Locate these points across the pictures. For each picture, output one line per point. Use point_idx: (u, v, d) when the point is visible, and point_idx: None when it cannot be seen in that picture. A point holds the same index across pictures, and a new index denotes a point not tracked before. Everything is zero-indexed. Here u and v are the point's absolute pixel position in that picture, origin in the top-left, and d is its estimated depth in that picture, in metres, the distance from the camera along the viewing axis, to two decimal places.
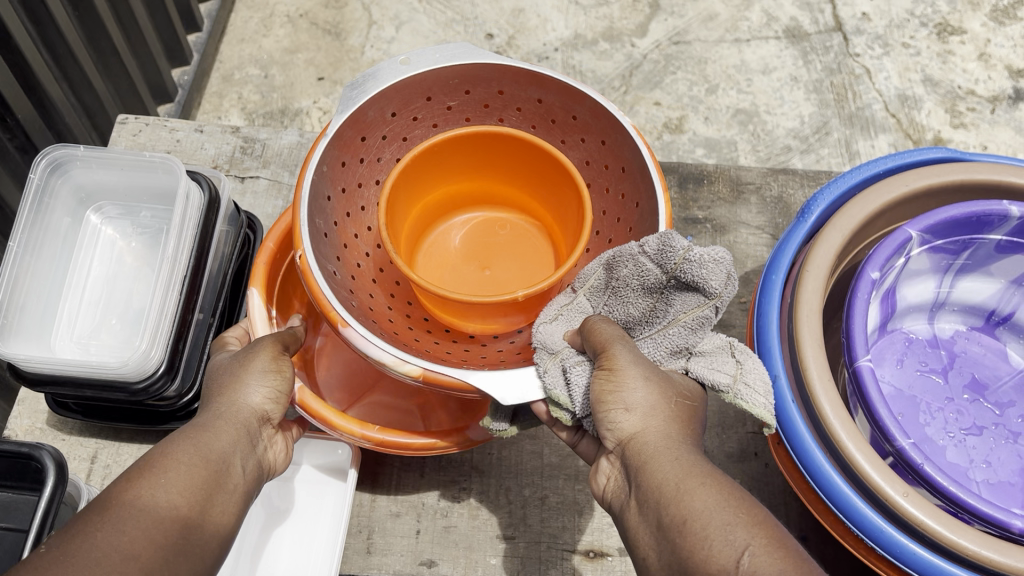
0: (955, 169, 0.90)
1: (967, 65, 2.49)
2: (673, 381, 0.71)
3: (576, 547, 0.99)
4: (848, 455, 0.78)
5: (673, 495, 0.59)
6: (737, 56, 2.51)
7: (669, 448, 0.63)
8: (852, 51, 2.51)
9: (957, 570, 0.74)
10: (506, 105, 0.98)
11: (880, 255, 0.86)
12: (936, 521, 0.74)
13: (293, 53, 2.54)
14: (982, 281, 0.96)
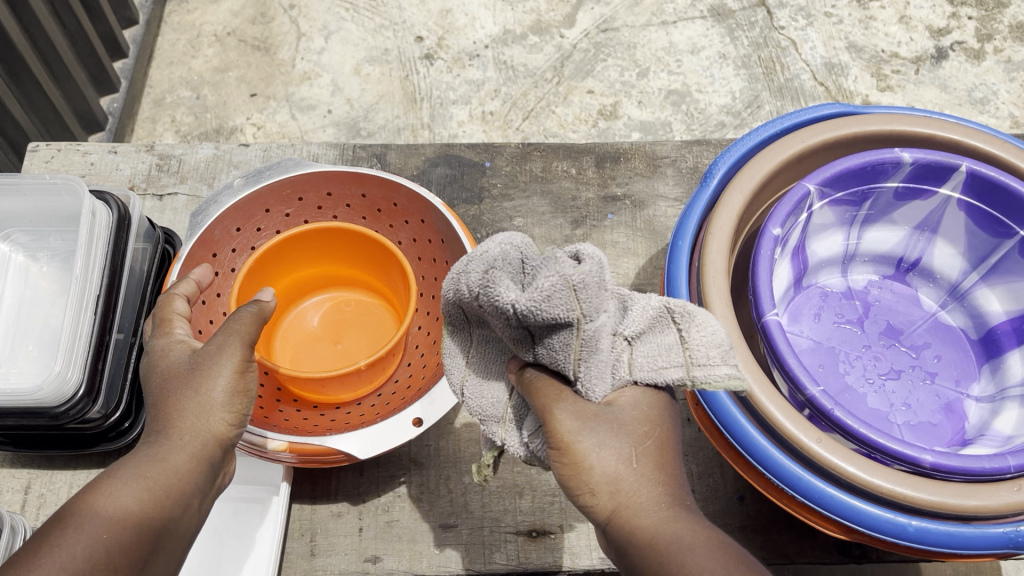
0: (846, 122, 0.92)
1: (889, 28, 2.55)
2: (634, 424, 0.65)
3: (519, 528, 1.00)
4: (761, 407, 0.79)
5: (668, 556, 0.59)
6: (665, 38, 2.54)
7: (646, 494, 0.63)
8: (777, 24, 2.55)
9: (872, 509, 0.76)
10: (336, 204, 1.04)
11: (781, 212, 0.88)
12: (849, 463, 0.76)
13: (224, 72, 2.53)
14: (886, 228, 1.00)
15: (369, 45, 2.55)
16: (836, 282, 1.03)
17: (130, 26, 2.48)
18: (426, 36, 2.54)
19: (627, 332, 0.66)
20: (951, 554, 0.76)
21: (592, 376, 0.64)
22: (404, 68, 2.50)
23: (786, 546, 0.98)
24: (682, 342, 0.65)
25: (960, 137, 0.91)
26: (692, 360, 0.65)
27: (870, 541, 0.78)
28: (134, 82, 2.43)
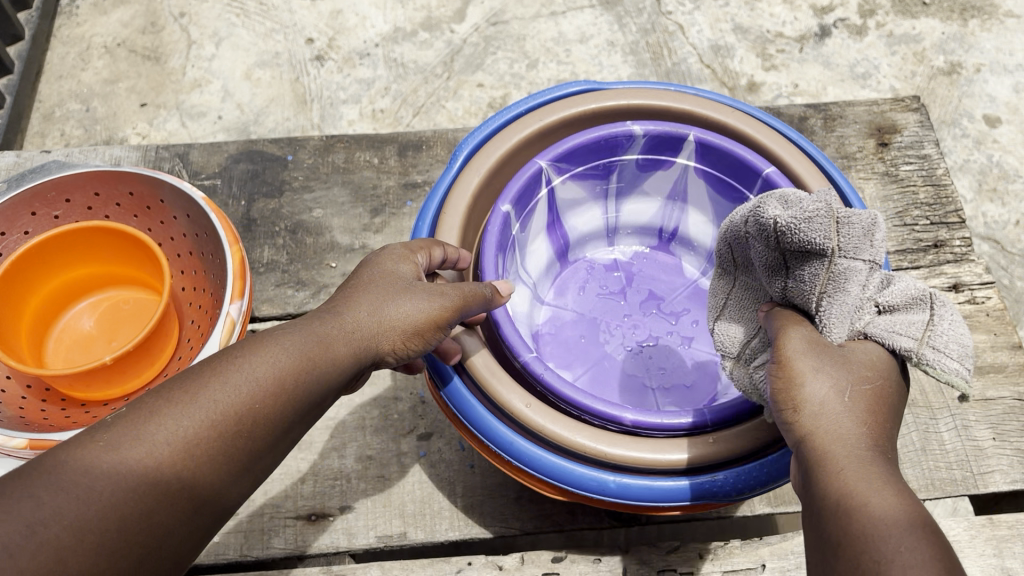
0: (583, 100, 0.97)
1: (773, 9, 2.40)
2: (855, 370, 0.74)
3: (299, 513, 1.01)
4: (481, 378, 0.84)
5: (849, 499, 0.63)
6: (554, 29, 2.41)
7: (856, 439, 0.68)
8: (663, 10, 2.41)
9: (576, 467, 0.79)
10: (105, 204, 1.04)
11: (512, 190, 0.92)
12: (554, 423, 0.80)
13: (113, 83, 2.36)
14: (643, 200, 1.05)
15: (260, 49, 2.39)
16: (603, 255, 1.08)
17: (15, 42, 2.33)
18: (316, 36, 2.39)
19: (882, 306, 0.80)
20: (653, 508, 0.80)
21: (830, 315, 0.78)
22: (295, 70, 2.35)
23: (558, 514, 1.00)
24: (931, 323, 0.78)
25: (691, 108, 0.96)
26: (928, 339, 0.77)
27: (582, 501, 0.81)
28: (22, 98, 2.31)
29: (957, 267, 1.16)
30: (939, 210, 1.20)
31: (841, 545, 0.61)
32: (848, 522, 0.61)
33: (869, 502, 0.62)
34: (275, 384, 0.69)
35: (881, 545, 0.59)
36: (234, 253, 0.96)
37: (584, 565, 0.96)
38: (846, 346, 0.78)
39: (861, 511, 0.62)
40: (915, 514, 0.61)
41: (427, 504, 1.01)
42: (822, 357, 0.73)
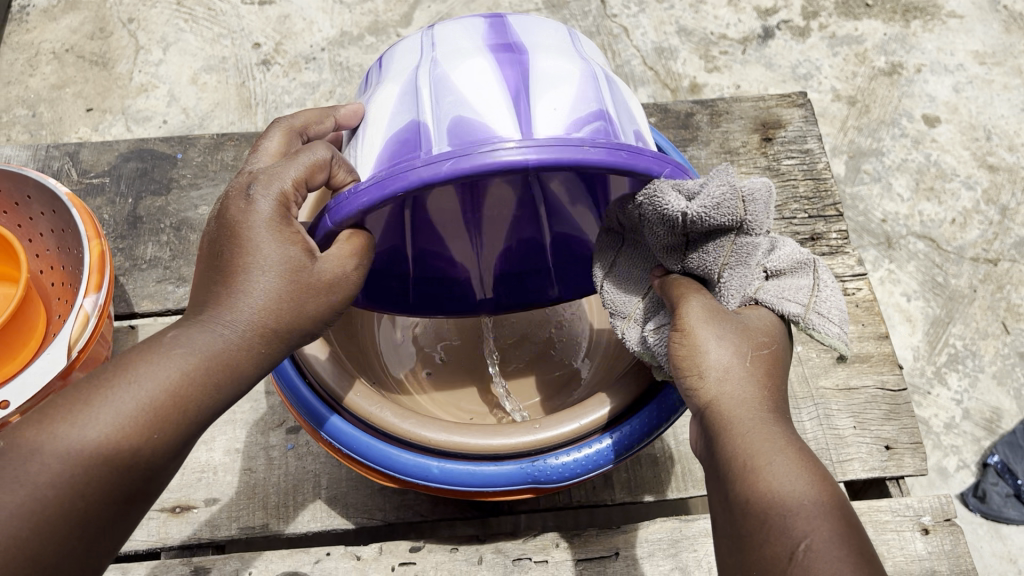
0: None
1: (718, 11, 2.36)
2: (753, 332, 0.72)
3: (163, 505, 1.01)
4: (312, 367, 0.84)
5: (745, 471, 0.62)
6: None
7: (749, 403, 0.67)
8: (609, 12, 2.37)
9: (402, 453, 0.80)
10: None
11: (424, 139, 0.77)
12: (383, 411, 0.81)
13: (60, 88, 2.34)
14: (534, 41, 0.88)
15: (207, 54, 2.40)
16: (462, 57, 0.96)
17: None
18: (262, 41, 2.39)
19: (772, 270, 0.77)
20: (483, 492, 0.81)
21: (729, 287, 0.76)
22: (241, 75, 2.35)
23: (421, 504, 1.02)
24: (816, 288, 0.76)
25: None
26: (814, 305, 0.75)
27: (415, 488, 0.82)
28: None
29: (832, 259, 1.17)
30: (818, 204, 1.21)
31: (747, 512, 0.61)
32: (759, 496, 0.61)
33: (775, 475, 0.61)
34: (149, 401, 0.63)
35: (792, 511, 0.59)
36: (94, 248, 0.97)
37: (440, 553, 0.98)
38: (740, 312, 0.74)
39: (761, 484, 0.61)
40: (819, 483, 0.61)
41: (292, 495, 1.02)
42: (714, 314, 0.72)
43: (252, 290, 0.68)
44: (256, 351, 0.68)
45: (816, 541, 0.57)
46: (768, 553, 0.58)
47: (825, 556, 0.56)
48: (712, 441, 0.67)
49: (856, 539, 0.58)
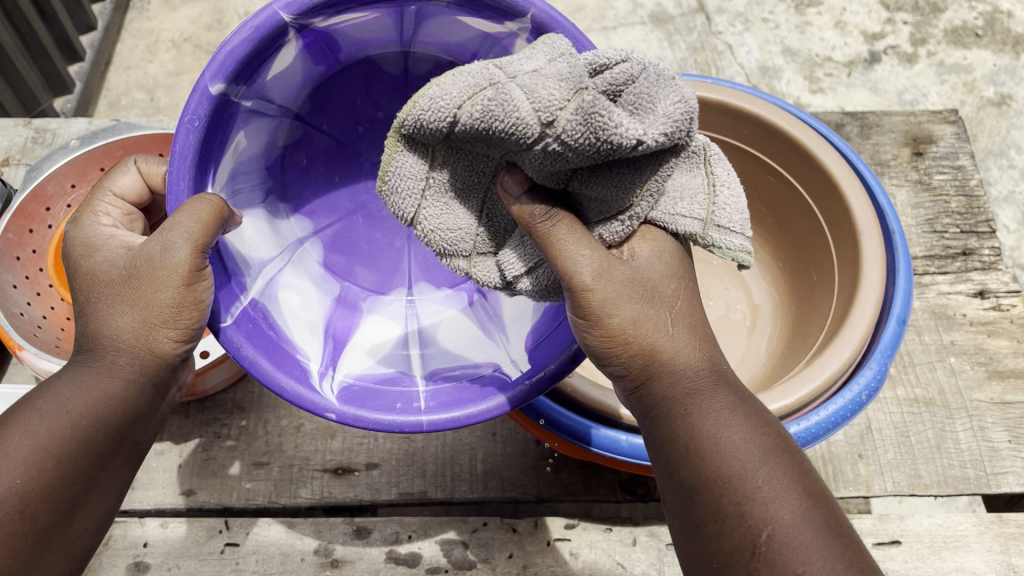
0: None
1: (824, 33, 2.34)
2: (639, 277, 0.69)
3: (326, 467, 1.06)
4: None
5: (688, 455, 0.66)
6: (606, 43, 2.36)
7: (704, 385, 0.68)
8: (714, 30, 2.34)
9: None
10: None
11: (190, 114, 0.78)
12: None
13: (178, 76, 2.45)
14: (445, 28, 0.91)
15: None
16: (393, 57, 0.98)
17: (90, 30, 2.44)
18: None
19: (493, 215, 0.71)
20: None
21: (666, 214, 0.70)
22: None
23: (574, 484, 1.04)
24: (712, 193, 0.70)
25: (726, 100, 0.98)
26: (713, 218, 0.70)
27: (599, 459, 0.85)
28: (90, 84, 2.40)
29: (985, 274, 1.17)
30: (970, 218, 1.21)
31: (697, 497, 0.64)
32: (721, 477, 0.64)
33: (742, 451, 0.65)
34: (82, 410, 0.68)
35: (770, 492, 0.63)
36: None
37: (595, 532, 1.00)
38: (631, 253, 0.71)
39: (719, 464, 0.64)
40: (775, 462, 0.64)
41: (449, 466, 1.05)
42: (573, 240, 0.67)
43: (109, 337, 0.71)
44: (115, 403, 0.70)
45: (786, 525, 0.62)
46: (730, 535, 0.63)
47: (796, 542, 0.61)
48: (659, 414, 0.68)
49: (831, 519, 0.63)
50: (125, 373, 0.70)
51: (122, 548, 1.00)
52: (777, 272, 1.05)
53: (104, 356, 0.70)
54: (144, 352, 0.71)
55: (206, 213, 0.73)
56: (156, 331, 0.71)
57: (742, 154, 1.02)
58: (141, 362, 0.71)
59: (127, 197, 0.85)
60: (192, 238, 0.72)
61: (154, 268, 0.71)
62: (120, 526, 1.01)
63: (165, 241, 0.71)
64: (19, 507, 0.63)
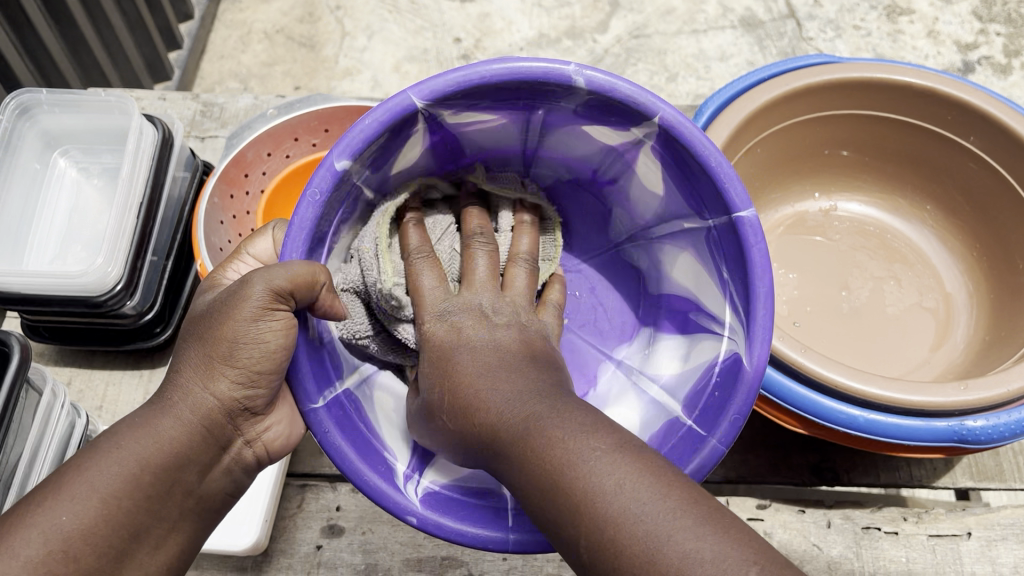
0: (828, 69, 0.98)
1: (917, 43, 2.09)
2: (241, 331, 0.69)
3: None
4: None
5: (557, 471, 0.56)
6: (695, 46, 2.12)
7: (547, 425, 0.60)
8: (805, 35, 2.11)
9: (826, 401, 0.82)
10: None
11: (321, 185, 0.75)
12: (805, 357, 0.83)
13: (270, 66, 2.17)
14: (572, 142, 0.90)
15: (409, 46, 2.17)
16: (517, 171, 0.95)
17: (186, 20, 2.15)
18: (465, 36, 2.14)
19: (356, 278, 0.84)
20: (901, 445, 0.83)
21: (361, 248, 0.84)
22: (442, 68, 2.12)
23: (761, 466, 1.04)
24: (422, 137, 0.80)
25: (934, 86, 0.95)
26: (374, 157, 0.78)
27: (829, 435, 0.85)
28: (187, 71, 2.13)
29: None
30: None
31: (574, 513, 0.55)
32: (551, 467, 0.57)
33: (585, 449, 0.56)
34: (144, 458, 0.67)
35: (598, 482, 0.54)
36: None
37: (788, 513, 0.99)
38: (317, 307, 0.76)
39: (558, 473, 0.56)
40: (619, 477, 0.54)
41: None
42: (270, 274, 0.71)
43: (198, 387, 0.71)
44: (171, 436, 0.69)
45: (650, 510, 0.52)
46: (633, 530, 0.52)
47: (661, 534, 0.51)
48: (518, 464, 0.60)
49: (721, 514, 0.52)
50: (176, 412, 0.70)
51: (316, 511, 1.02)
52: (971, 262, 1.04)
53: (192, 398, 0.71)
54: (204, 393, 0.71)
55: (300, 273, 0.71)
56: (216, 367, 0.71)
57: (942, 139, 1.00)
58: (195, 402, 0.71)
59: (262, 259, 0.85)
60: (269, 281, 0.70)
61: (226, 308, 0.71)
62: (313, 490, 1.03)
63: (246, 281, 0.71)
64: (63, 546, 0.62)
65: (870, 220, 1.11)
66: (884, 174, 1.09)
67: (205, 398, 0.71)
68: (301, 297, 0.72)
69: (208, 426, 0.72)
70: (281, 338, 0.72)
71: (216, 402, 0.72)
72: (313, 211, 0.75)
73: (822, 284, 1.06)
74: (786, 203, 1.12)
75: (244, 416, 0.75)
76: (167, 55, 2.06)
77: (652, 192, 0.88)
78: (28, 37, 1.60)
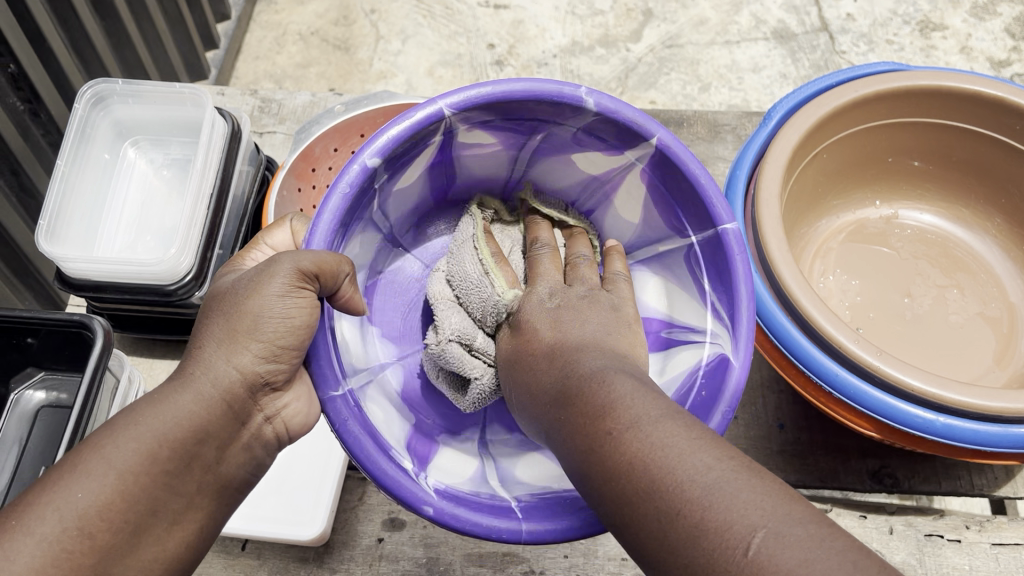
0: (897, 76, 0.99)
1: (950, 58, 2.08)
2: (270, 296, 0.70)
3: None
4: (806, 315, 0.87)
5: (612, 440, 0.57)
6: (728, 56, 2.10)
7: (609, 393, 0.61)
8: (839, 49, 2.10)
9: (902, 405, 0.84)
10: None
11: (349, 178, 0.75)
12: (881, 360, 0.84)
13: (305, 67, 2.16)
14: (556, 172, 0.94)
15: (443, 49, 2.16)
16: (490, 196, 1.01)
17: (223, 20, 2.16)
18: (498, 42, 2.13)
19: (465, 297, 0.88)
20: (975, 451, 0.84)
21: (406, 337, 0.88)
22: (476, 72, 2.11)
23: (822, 470, 1.04)
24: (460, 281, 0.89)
25: (1003, 95, 0.97)
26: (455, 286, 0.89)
27: (901, 439, 0.86)
28: (224, 71, 2.13)
29: None
30: None
31: (620, 473, 0.55)
32: (635, 465, 0.54)
33: (672, 448, 0.54)
34: (168, 438, 0.65)
35: (684, 473, 0.52)
36: None
37: (849, 518, 1.00)
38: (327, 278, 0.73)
39: (611, 454, 0.57)
40: (671, 439, 0.55)
41: None
42: (271, 280, 0.70)
43: (210, 362, 0.70)
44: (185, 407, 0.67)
45: (740, 501, 0.49)
46: (712, 517, 0.49)
47: (749, 520, 0.48)
48: (578, 427, 0.61)
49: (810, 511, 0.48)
50: (197, 387, 0.68)
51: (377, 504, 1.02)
52: None
53: (205, 372, 0.69)
54: (227, 366, 0.70)
55: (326, 258, 0.72)
56: (241, 340, 0.70)
57: (1012, 150, 1.01)
58: (215, 376, 0.69)
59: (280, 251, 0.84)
60: (296, 261, 0.70)
61: (250, 282, 0.71)
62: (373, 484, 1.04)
63: (273, 261, 0.71)
64: (77, 523, 0.60)
65: (930, 229, 1.11)
66: (945, 183, 1.10)
67: (226, 371, 0.69)
68: (326, 282, 0.73)
69: (230, 403, 0.70)
70: (307, 316, 0.71)
71: (237, 375, 0.70)
72: (338, 205, 0.75)
73: (884, 291, 1.07)
74: (846, 211, 1.13)
75: (266, 393, 0.73)
76: (206, 55, 2.07)
77: (628, 222, 0.95)
78: (76, 35, 1.62)
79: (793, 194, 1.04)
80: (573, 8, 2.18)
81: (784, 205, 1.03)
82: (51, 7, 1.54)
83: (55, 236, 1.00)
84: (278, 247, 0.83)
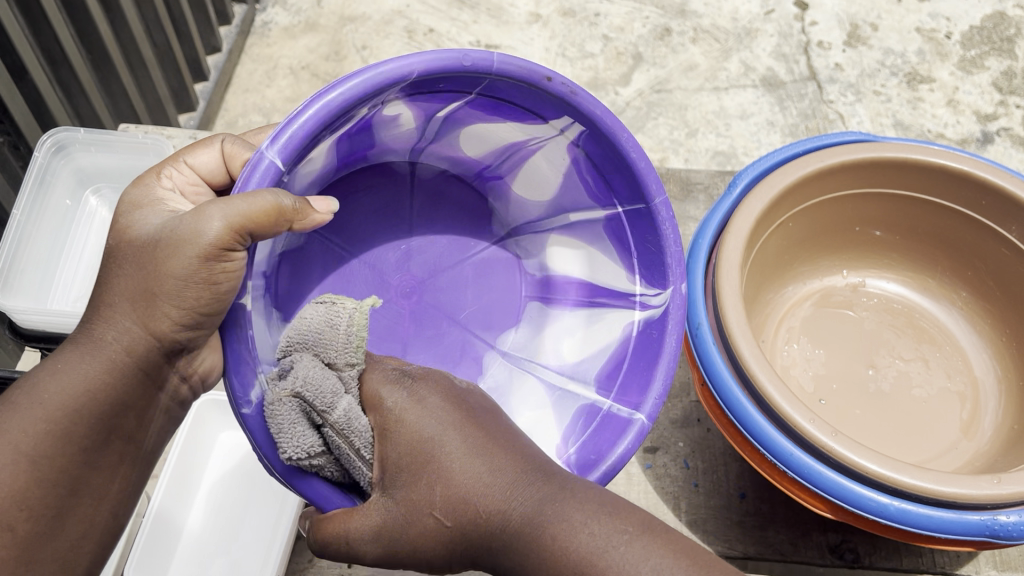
0: (863, 148, 0.99)
1: (937, 110, 2.07)
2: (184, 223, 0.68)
3: None
4: (763, 391, 0.86)
5: (535, 528, 0.60)
6: (716, 103, 2.10)
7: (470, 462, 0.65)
8: (826, 98, 2.09)
9: (858, 488, 0.82)
10: None
11: (274, 135, 0.69)
12: (840, 443, 0.83)
13: (294, 101, 2.15)
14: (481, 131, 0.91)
15: None
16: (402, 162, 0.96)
17: (214, 53, 2.16)
18: None
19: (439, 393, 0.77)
20: (931, 536, 0.83)
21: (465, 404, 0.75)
22: None
23: (782, 544, 1.01)
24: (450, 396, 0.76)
25: (968, 169, 0.97)
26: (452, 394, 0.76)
27: (857, 522, 0.84)
28: (212, 104, 2.12)
29: None
30: None
31: None
32: (536, 519, 0.61)
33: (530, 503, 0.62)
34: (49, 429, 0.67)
35: (569, 523, 0.59)
36: None
37: None
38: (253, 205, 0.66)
39: (560, 543, 0.59)
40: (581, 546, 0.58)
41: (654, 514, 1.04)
42: (188, 230, 0.68)
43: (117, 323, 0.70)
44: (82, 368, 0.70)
45: (647, 560, 0.57)
46: None
47: None
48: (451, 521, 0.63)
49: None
50: (107, 354, 0.70)
51: (328, 566, 1.00)
52: (1000, 346, 1.04)
53: (108, 339, 0.70)
54: (141, 332, 0.70)
55: (262, 202, 0.66)
56: (156, 304, 0.69)
57: (983, 228, 1.00)
58: (130, 341, 0.70)
59: (198, 171, 0.83)
60: (226, 210, 0.66)
61: (168, 237, 0.68)
62: None
63: (199, 210, 0.67)
64: None
65: (896, 298, 1.10)
66: (910, 253, 1.09)
67: (140, 337, 0.70)
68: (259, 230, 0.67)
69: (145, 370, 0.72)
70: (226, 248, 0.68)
71: (154, 342, 0.71)
72: (306, 126, 0.69)
73: (849, 360, 1.05)
74: (813, 277, 1.12)
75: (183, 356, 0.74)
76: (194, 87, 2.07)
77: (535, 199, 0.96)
78: (61, 70, 1.62)
79: (758, 261, 1.03)
80: (563, 50, 2.19)
81: (748, 276, 1.01)
82: (35, 38, 1.54)
83: (5, 287, 0.99)
84: (196, 167, 0.82)
